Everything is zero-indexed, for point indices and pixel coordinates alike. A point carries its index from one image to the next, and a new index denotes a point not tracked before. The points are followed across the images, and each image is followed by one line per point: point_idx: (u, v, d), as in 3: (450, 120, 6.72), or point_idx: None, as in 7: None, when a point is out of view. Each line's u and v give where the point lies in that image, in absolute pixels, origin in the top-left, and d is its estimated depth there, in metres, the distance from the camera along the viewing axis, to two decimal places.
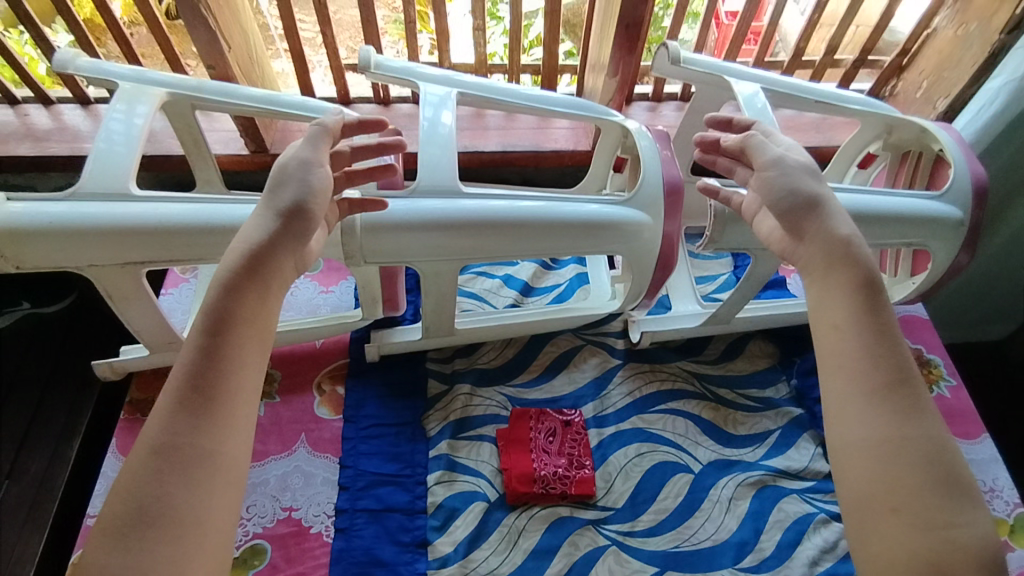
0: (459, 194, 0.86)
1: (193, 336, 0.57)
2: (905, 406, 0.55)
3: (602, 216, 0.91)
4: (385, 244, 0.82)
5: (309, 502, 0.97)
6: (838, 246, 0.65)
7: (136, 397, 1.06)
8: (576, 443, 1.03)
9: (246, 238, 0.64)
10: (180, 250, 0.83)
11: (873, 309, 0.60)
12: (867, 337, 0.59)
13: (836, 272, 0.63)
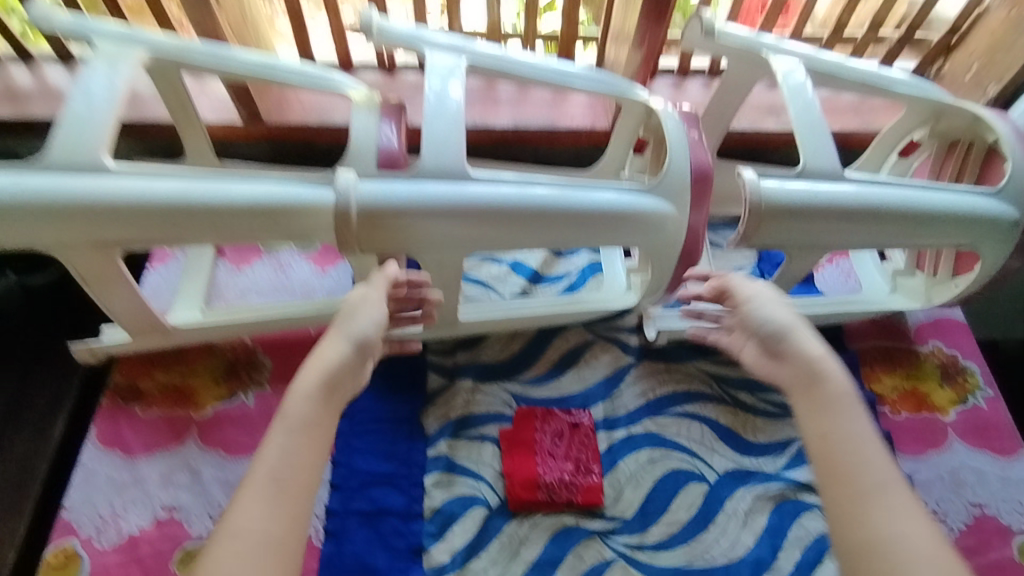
0: (466, 178, 0.77)
1: (268, 438, 0.61)
2: (885, 508, 0.56)
3: (622, 205, 0.82)
4: (382, 230, 0.73)
5: None
6: (807, 370, 0.68)
7: (117, 382, 0.99)
8: (584, 446, 0.96)
9: (314, 367, 0.66)
10: (158, 230, 0.75)
11: (847, 419, 0.63)
12: (848, 447, 0.61)
13: (813, 395, 0.66)
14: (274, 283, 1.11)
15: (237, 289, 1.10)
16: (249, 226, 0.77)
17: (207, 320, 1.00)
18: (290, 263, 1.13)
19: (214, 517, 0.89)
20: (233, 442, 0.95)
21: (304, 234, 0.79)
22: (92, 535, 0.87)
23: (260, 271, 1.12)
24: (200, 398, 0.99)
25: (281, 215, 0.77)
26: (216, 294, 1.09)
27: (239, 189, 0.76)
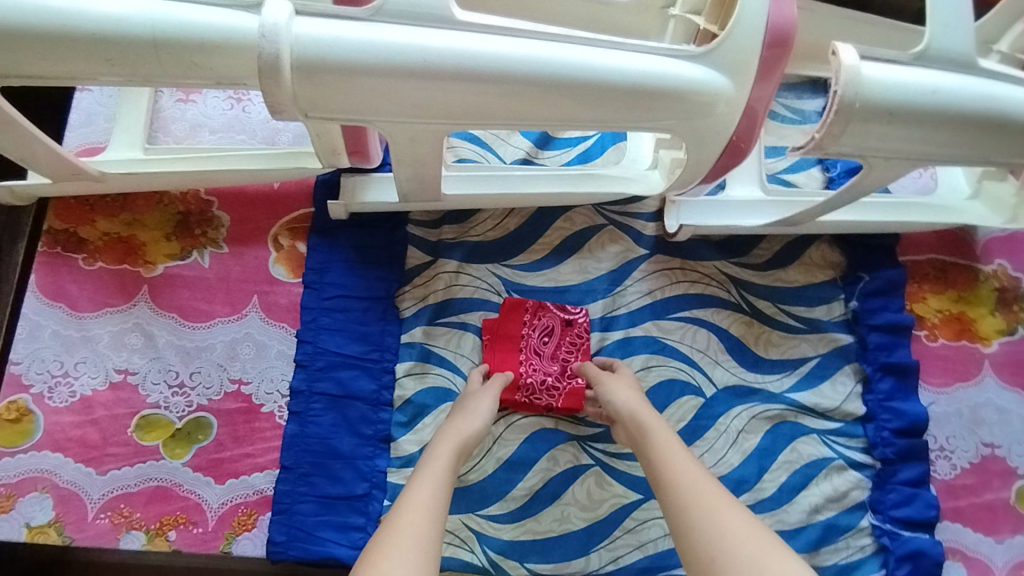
0: (449, 24, 0.55)
1: (421, 480, 0.66)
2: (708, 521, 0.61)
3: (658, 77, 0.61)
4: (331, 93, 0.54)
5: (261, 377, 0.85)
6: (632, 421, 0.75)
7: (55, 227, 0.87)
8: (575, 348, 0.87)
9: (434, 451, 0.70)
10: (33, 63, 0.57)
11: (659, 449, 0.71)
12: (667, 479, 0.67)
13: (640, 439, 0.74)
14: (230, 120, 0.93)
15: (185, 123, 0.92)
16: (157, 65, 0.57)
17: (145, 164, 0.84)
18: (250, 95, 0.94)
19: (172, 385, 0.84)
20: (188, 306, 0.86)
21: (235, 80, 0.58)
22: (44, 391, 0.82)
23: (213, 101, 0.93)
24: (149, 255, 0.88)
25: (196, 52, 0.56)
26: (160, 128, 0.91)
27: (135, 10, 0.55)
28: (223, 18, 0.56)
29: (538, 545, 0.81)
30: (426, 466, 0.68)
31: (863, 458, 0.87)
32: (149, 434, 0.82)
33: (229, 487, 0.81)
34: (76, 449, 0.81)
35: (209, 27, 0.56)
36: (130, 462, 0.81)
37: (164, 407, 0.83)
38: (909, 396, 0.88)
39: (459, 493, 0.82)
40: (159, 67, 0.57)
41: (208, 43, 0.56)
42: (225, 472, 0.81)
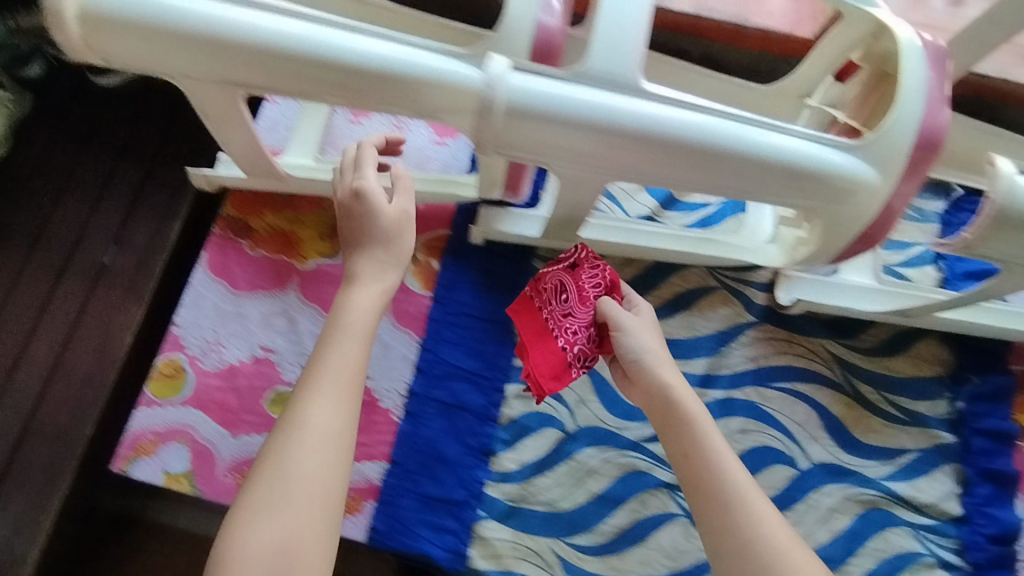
0: (636, 91, 0.62)
1: (336, 346, 0.67)
2: (752, 524, 0.65)
3: (813, 162, 0.67)
4: (529, 137, 0.63)
5: (384, 375, 0.93)
6: (663, 396, 0.73)
7: (229, 213, 0.99)
8: (596, 282, 0.77)
9: (350, 315, 0.69)
10: (276, 77, 0.65)
11: (697, 432, 0.71)
12: (709, 467, 0.69)
13: (669, 412, 0.73)
14: None
15: (352, 140, 1.04)
16: (376, 94, 0.65)
17: (318, 172, 0.95)
18: (409, 124, 1.05)
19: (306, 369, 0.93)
20: (330, 301, 0.96)
21: (434, 114, 0.66)
22: (197, 355, 0.92)
23: (377, 125, 1.05)
24: (304, 250, 0.98)
25: (413, 87, 0.64)
26: (330, 142, 1.03)
27: (369, 47, 0.63)
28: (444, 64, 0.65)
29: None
30: (344, 337, 0.68)
31: (954, 560, 0.86)
32: (280, 409, 0.91)
33: None
34: (216, 411, 0.90)
35: (432, 69, 0.65)
36: (259, 431, 0.90)
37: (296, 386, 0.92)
38: (1008, 505, 0.88)
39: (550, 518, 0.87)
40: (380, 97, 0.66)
41: (428, 82, 0.65)
42: None
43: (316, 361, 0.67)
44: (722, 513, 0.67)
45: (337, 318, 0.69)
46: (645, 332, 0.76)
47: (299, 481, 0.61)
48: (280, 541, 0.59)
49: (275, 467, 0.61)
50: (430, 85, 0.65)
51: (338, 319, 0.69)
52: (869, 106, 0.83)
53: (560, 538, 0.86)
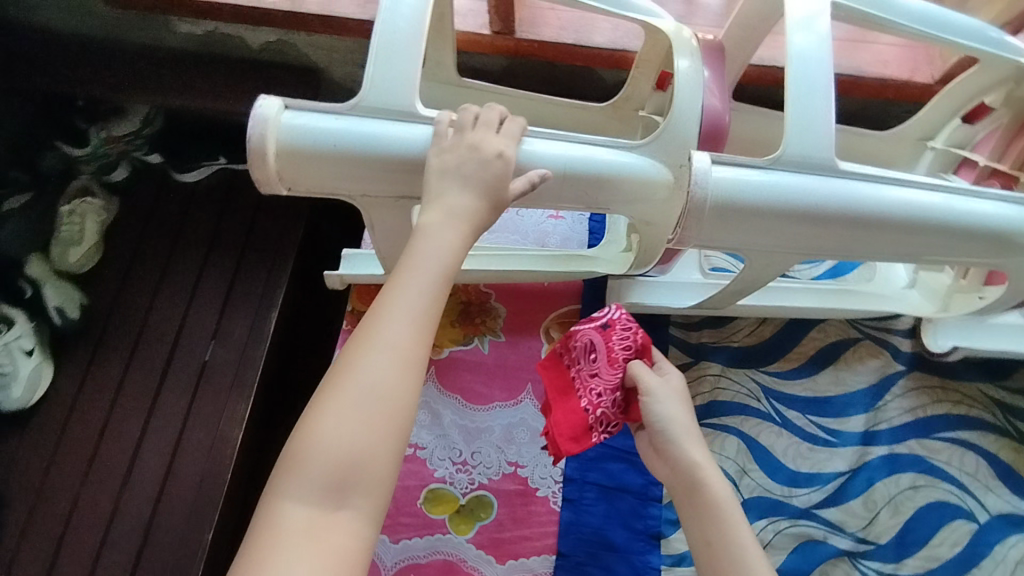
0: (833, 172, 0.63)
1: (406, 274, 0.56)
2: None
3: (1002, 222, 0.66)
4: (734, 230, 0.63)
5: (536, 461, 0.91)
6: (688, 476, 0.68)
7: (358, 308, 0.99)
8: (626, 344, 0.72)
9: (435, 245, 0.57)
10: None
11: (724, 521, 0.66)
12: (732, 562, 0.63)
13: (693, 495, 0.68)
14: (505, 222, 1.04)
15: None
16: (558, 192, 0.67)
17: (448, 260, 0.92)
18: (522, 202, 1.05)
19: (455, 462, 0.91)
20: (471, 389, 0.95)
21: (610, 206, 0.69)
22: None
23: None
24: (436, 339, 0.98)
25: (593, 183, 0.67)
26: None
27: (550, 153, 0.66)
28: (623, 164, 0.67)
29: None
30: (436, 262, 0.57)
31: None
32: (437, 507, 0.89)
33: (509, 567, 0.85)
34: None
35: (614, 167, 0.67)
36: (420, 533, 0.87)
37: (450, 482, 0.90)
38: None
39: None
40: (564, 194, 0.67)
41: (610, 180, 0.67)
42: (506, 552, 0.86)
43: (385, 292, 0.55)
44: None
45: (419, 243, 0.58)
46: (674, 402, 0.72)
47: (370, 398, 0.50)
48: (348, 453, 0.49)
49: (349, 379, 0.51)
50: (615, 181, 0.67)
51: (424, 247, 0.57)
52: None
53: None
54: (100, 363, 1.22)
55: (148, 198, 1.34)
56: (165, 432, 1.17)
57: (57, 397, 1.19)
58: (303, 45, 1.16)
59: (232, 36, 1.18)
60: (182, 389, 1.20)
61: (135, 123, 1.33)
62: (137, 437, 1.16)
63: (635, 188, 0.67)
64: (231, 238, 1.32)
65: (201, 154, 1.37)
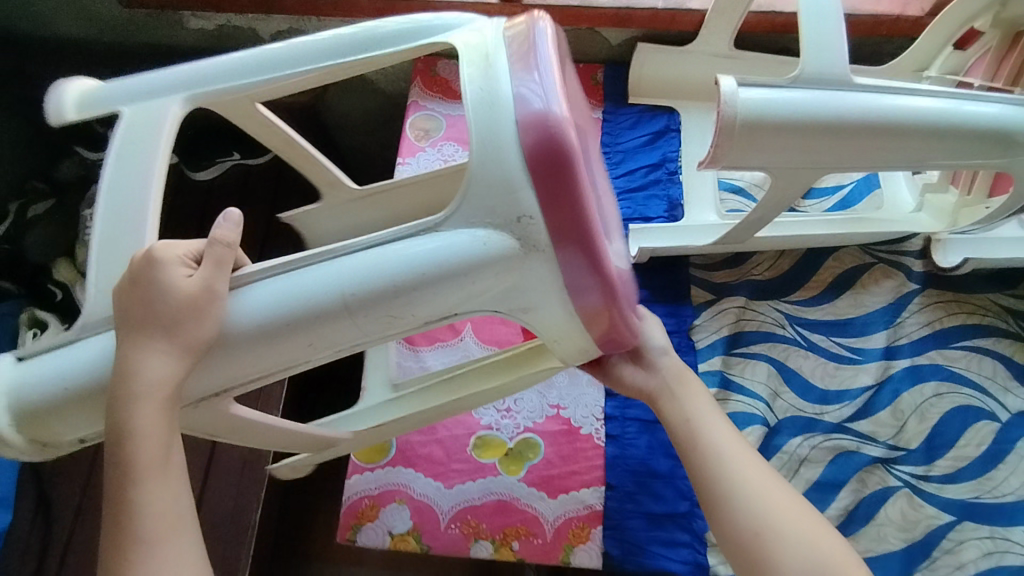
0: (848, 85, 0.67)
1: (124, 492, 0.55)
2: (739, 478, 0.67)
3: (1005, 121, 0.71)
4: (762, 146, 0.67)
5: (577, 402, 0.95)
6: (673, 375, 0.76)
7: None
8: None
9: (139, 442, 0.55)
10: (237, 361, 0.57)
11: (697, 403, 0.74)
12: (708, 432, 0.71)
13: (676, 388, 0.75)
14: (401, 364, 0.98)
15: None
16: (357, 332, 0.57)
17: (402, 407, 0.81)
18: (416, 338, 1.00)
19: (500, 409, 0.95)
20: (508, 341, 0.99)
21: (441, 314, 0.59)
22: None
23: None
24: None
25: (393, 306, 0.56)
26: None
27: (323, 290, 0.56)
28: (413, 258, 0.56)
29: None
30: (143, 478, 0.55)
31: None
32: (486, 453, 0.92)
33: (562, 502, 0.89)
34: (425, 465, 0.92)
35: (401, 267, 0.56)
36: (473, 477, 0.91)
37: (496, 428, 0.94)
38: None
39: None
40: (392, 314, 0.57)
41: (410, 285, 0.56)
42: (558, 488, 0.90)
43: (115, 519, 0.55)
44: (716, 468, 0.68)
45: (122, 445, 0.55)
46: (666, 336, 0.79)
47: None
48: None
49: None
50: (436, 277, 0.56)
51: (132, 453, 0.55)
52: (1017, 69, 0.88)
53: None
54: None
55: None
56: None
57: None
58: (314, 32, 1.17)
59: (243, 29, 1.19)
60: None
61: None
62: None
63: (462, 269, 0.56)
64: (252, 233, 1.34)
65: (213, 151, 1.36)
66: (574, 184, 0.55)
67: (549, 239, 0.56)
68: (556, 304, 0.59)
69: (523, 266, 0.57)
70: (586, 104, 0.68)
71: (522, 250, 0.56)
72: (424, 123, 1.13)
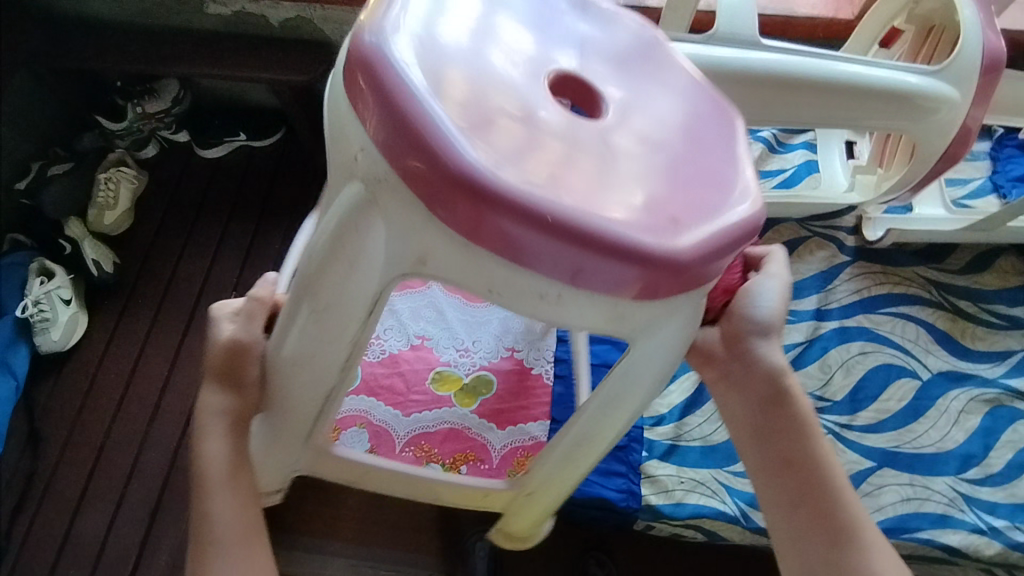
0: (757, 45, 0.79)
1: (204, 501, 0.65)
2: (850, 544, 0.64)
3: (899, 84, 0.82)
4: None
5: (530, 347, 1.04)
6: (780, 392, 0.69)
7: None
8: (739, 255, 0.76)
9: (209, 456, 0.67)
10: (273, 387, 0.67)
11: (812, 442, 0.67)
12: (824, 482, 0.66)
13: (783, 412, 0.68)
14: None
15: None
16: (334, 337, 0.61)
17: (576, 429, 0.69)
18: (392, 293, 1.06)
19: (458, 350, 1.02)
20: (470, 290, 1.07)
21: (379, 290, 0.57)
22: None
23: None
24: None
25: (331, 302, 0.58)
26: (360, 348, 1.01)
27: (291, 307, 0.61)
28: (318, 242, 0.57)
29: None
30: (212, 490, 0.66)
31: None
32: (443, 386, 0.99)
33: (510, 432, 0.97)
34: (385, 395, 0.97)
35: (318, 252, 0.57)
36: (428, 408, 0.97)
37: (455, 365, 1.01)
38: None
39: (708, 453, 0.96)
40: (332, 285, 0.57)
41: (328, 266, 0.57)
42: (506, 420, 0.97)
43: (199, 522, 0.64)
44: (822, 524, 0.65)
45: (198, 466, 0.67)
46: (777, 309, 0.70)
47: None
48: None
49: None
50: (338, 252, 0.56)
51: (204, 470, 0.66)
52: (933, 49, 0.98)
53: (721, 467, 0.95)
54: (130, 319, 1.36)
55: (174, 176, 1.52)
56: (189, 373, 1.31)
57: (93, 343, 1.34)
58: (319, 19, 1.33)
59: (256, 16, 1.34)
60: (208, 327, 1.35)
61: (165, 101, 1.44)
62: (165, 375, 1.31)
63: (345, 233, 0.55)
64: (249, 204, 1.49)
65: (222, 131, 1.51)
66: (387, 114, 0.50)
67: (391, 170, 0.52)
68: (454, 246, 0.52)
69: (386, 205, 0.53)
70: (514, 21, 0.61)
71: (370, 193, 0.53)
72: None
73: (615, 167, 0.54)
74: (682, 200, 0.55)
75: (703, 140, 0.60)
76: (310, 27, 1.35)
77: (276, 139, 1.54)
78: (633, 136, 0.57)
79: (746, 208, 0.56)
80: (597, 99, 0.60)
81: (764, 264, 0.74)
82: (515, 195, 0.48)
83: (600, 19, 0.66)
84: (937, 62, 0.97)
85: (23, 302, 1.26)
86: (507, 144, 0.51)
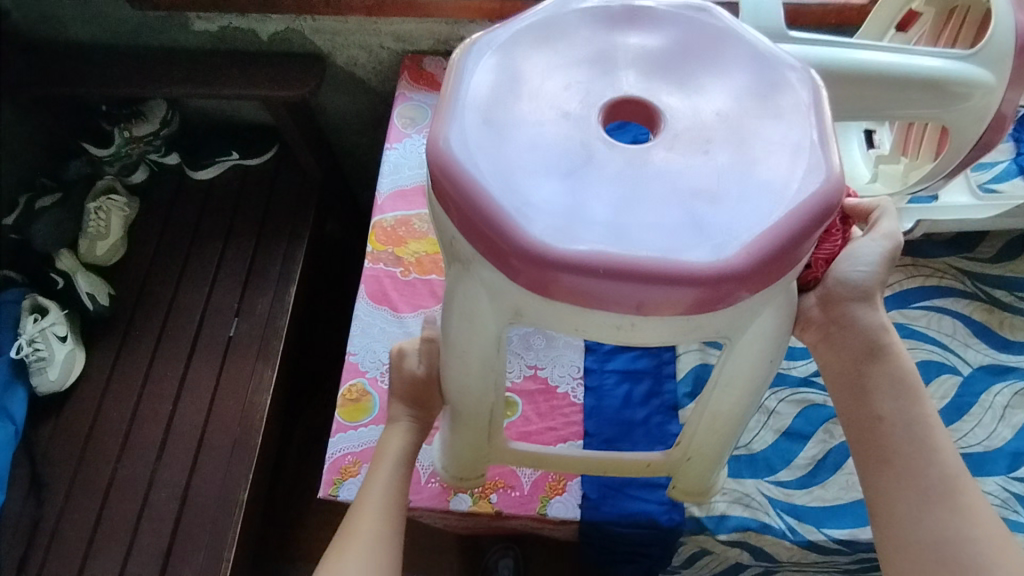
0: (782, 37, 0.77)
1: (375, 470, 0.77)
2: (940, 502, 0.64)
3: (932, 71, 0.78)
4: None
5: (554, 363, 0.99)
6: (878, 351, 0.70)
7: (377, 247, 1.07)
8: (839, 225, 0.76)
9: (389, 440, 0.80)
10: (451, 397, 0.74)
11: (910, 400, 0.68)
12: (916, 439, 0.67)
13: (880, 369, 0.70)
14: (390, 337, 1.00)
15: (375, 357, 0.99)
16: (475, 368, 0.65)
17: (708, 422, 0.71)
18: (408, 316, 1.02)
19: None
20: None
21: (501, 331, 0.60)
22: (377, 375, 0.98)
23: (376, 326, 1.01)
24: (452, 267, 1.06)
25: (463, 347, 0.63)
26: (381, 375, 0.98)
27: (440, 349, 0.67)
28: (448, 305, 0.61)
29: (831, 511, 0.88)
30: (380, 461, 0.78)
31: None
32: None
33: None
34: None
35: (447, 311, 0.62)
36: None
37: None
38: None
39: (747, 462, 0.92)
40: (458, 331, 0.61)
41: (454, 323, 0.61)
42: (535, 444, 0.92)
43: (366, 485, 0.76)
44: (909, 480, 0.66)
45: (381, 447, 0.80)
46: (878, 269, 0.72)
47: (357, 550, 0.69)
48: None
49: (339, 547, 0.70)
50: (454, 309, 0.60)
51: (383, 448, 0.79)
52: (956, 33, 0.92)
53: (765, 478, 0.90)
54: (129, 350, 1.31)
55: (166, 198, 1.45)
56: (194, 404, 1.26)
57: (92, 380, 1.28)
58: (309, 31, 1.27)
59: (243, 30, 1.29)
60: (211, 356, 1.29)
61: (154, 123, 1.39)
62: (170, 410, 1.25)
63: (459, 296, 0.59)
64: (246, 224, 1.42)
65: (216, 151, 1.46)
66: (454, 201, 0.52)
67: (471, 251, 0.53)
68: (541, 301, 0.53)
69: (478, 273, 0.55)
70: (553, 54, 0.60)
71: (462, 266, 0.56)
72: (411, 112, 1.20)
73: (671, 186, 0.52)
74: (755, 211, 0.50)
75: (769, 127, 0.55)
76: (298, 39, 1.29)
77: (271, 155, 1.49)
78: (701, 154, 0.54)
79: (820, 189, 0.51)
80: (653, 112, 0.57)
81: (875, 220, 0.74)
82: (566, 247, 0.48)
83: (654, 22, 0.62)
84: (960, 46, 0.91)
85: (18, 342, 1.22)
86: (567, 201, 0.51)
